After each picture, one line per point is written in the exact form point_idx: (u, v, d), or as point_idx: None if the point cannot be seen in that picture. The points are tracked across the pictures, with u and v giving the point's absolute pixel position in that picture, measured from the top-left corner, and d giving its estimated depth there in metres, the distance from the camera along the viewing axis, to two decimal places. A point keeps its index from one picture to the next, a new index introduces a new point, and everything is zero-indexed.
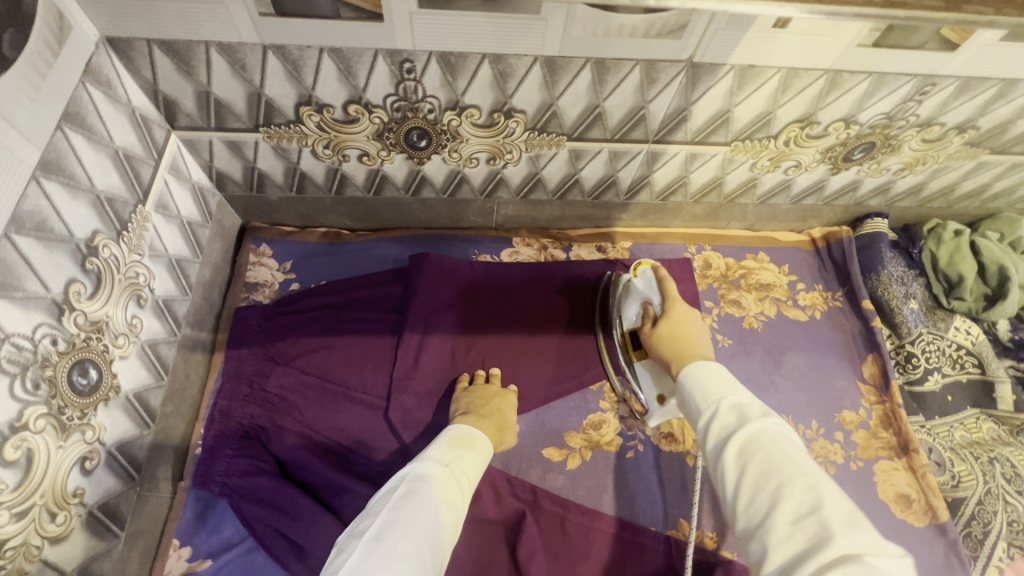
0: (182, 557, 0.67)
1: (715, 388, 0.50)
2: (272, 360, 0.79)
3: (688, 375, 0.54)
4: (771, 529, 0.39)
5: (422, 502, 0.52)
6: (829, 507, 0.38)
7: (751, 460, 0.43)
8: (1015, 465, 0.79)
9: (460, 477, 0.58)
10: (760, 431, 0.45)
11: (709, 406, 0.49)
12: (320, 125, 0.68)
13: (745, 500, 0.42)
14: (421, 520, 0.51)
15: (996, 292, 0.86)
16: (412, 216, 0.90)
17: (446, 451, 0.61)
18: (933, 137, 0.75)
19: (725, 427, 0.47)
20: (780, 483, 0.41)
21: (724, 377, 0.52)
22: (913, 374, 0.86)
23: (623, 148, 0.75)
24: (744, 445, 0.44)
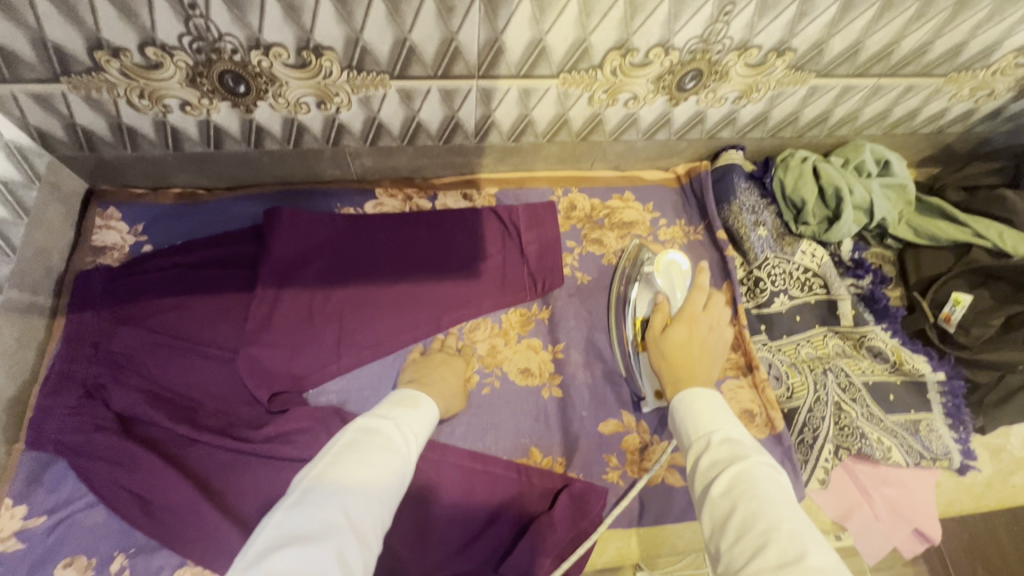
0: (17, 515, 0.67)
1: (707, 423, 0.56)
2: (117, 321, 0.78)
3: (682, 404, 0.60)
4: (752, 571, 0.42)
5: (372, 448, 0.55)
6: (811, 555, 0.41)
7: (732, 499, 0.48)
8: (849, 375, 0.84)
9: (406, 427, 0.60)
10: (747, 468, 0.49)
11: (702, 442, 0.55)
12: (124, 72, 0.67)
13: (730, 542, 0.46)
14: (365, 462, 0.53)
15: (835, 213, 0.90)
16: (267, 171, 0.89)
17: (391, 407, 0.63)
18: (756, 61, 0.77)
19: (715, 465, 0.52)
20: (765, 528, 0.44)
21: (717, 410, 0.57)
22: (762, 298, 0.89)
23: (451, 85, 0.75)
24: (730, 484, 0.49)
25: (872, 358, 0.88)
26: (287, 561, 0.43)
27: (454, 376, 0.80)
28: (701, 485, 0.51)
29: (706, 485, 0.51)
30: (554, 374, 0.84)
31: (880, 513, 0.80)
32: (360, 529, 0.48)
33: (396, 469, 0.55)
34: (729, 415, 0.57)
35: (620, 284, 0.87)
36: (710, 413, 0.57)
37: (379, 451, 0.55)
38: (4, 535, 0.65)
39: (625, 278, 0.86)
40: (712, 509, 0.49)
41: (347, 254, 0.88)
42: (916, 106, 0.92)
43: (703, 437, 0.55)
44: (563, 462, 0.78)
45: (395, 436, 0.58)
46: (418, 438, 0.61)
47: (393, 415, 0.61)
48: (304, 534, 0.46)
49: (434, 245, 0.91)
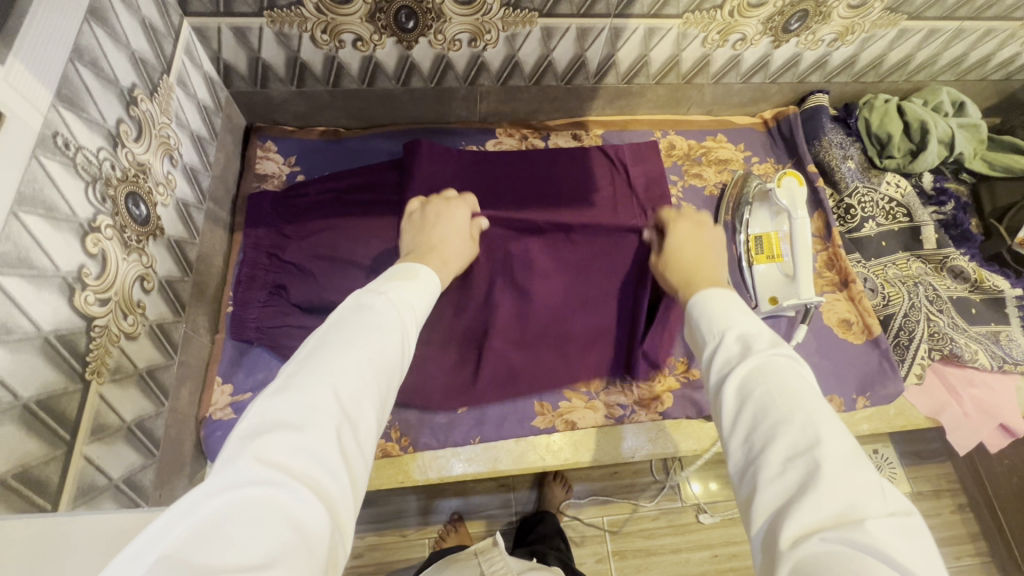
0: (226, 392, 0.76)
1: (721, 320, 0.50)
2: (286, 235, 0.88)
3: (698, 305, 0.54)
4: (761, 464, 0.39)
5: (368, 328, 0.45)
6: (824, 444, 0.38)
7: (743, 397, 0.44)
8: (937, 289, 0.93)
9: (403, 304, 0.50)
10: (761, 363, 0.45)
11: (713, 341, 0.49)
12: (318, 7, 0.76)
13: (741, 437, 0.42)
14: (360, 342, 0.44)
15: (919, 146, 0.99)
16: (403, 110, 0.99)
17: (387, 281, 0.52)
18: (857, 3, 0.86)
19: (724, 366, 0.47)
20: (775, 422, 0.41)
21: (733, 307, 0.52)
22: (852, 223, 0.99)
23: (589, 24, 0.84)
24: (740, 383, 0.44)
25: (953, 277, 0.96)
26: (276, 449, 0.36)
27: (455, 233, 0.71)
28: (715, 383, 0.47)
29: (719, 383, 0.46)
30: None
31: (968, 410, 0.88)
32: (354, 419, 0.40)
33: (392, 355, 0.45)
34: (745, 308, 0.52)
35: (726, 212, 0.96)
36: (724, 311, 0.52)
37: (372, 333, 0.45)
38: (220, 406, 0.75)
39: (730, 206, 0.96)
40: (721, 407, 0.45)
41: (475, 183, 0.97)
42: (990, 52, 1.01)
43: (717, 335, 0.50)
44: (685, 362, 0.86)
45: (386, 316, 0.47)
46: (416, 316, 0.51)
47: (384, 292, 0.50)
48: (289, 422, 0.38)
49: (550, 178, 1.00)
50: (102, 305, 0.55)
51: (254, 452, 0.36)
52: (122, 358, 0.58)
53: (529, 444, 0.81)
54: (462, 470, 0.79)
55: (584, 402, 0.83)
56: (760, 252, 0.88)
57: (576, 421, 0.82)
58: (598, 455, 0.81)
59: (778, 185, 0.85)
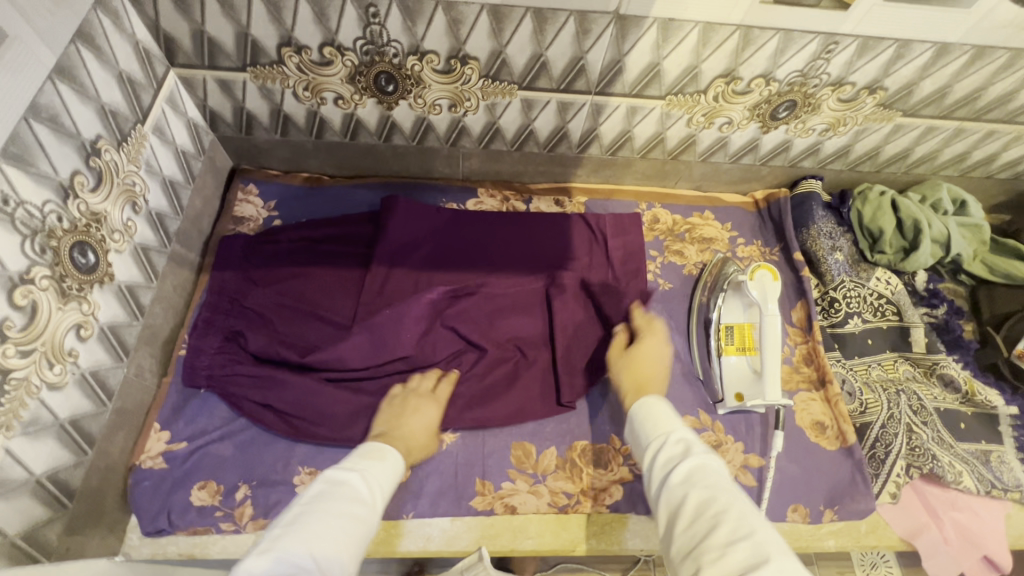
0: (162, 439, 0.75)
1: (664, 424, 0.59)
2: (251, 280, 0.87)
3: (640, 410, 0.63)
4: (707, 551, 0.45)
5: (339, 505, 0.51)
6: (760, 530, 0.45)
7: (687, 487, 0.50)
8: (921, 399, 0.87)
9: (371, 483, 0.56)
10: (699, 464, 0.52)
11: (658, 442, 0.57)
12: (299, 67, 0.78)
13: (683, 525, 0.48)
14: (333, 517, 0.49)
15: (912, 245, 0.94)
16: (385, 164, 1.00)
17: (356, 460, 0.58)
18: (848, 97, 0.84)
19: (669, 463, 0.54)
20: (718, 510, 0.47)
21: (667, 413, 0.61)
22: (836, 318, 0.94)
23: (569, 99, 0.84)
24: (681, 477, 0.52)
25: (943, 386, 0.90)
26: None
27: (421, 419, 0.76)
28: (658, 482, 0.53)
29: (662, 482, 0.53)
30: None
31: (948, 535, 0.81)
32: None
33: (360, 522, 0.50)
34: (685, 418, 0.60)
35: (701, 294, 0.93)
36: (662, 416, 0.61)
37: (345, 503, 0.51)
38: (151, 454, 0.74)
39: (707, 288, 0.93)
40: (669, 502, 0.51)
41: (451, 244, 0.96)
42: (995, 151, 0.97)
43: (661, 435, 0.58)
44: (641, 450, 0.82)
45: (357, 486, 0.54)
46: (383, 489, 0.57)
47: (357, 469, 0.57)
48: None
49: (527, 243, 0.97)
50: (23, 357, 0.55)
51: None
52: (39, 408, 0.57)
53: (464, 525, 0.77)
54: (392, 547, 0.75)
55: (527, 486, 0.79)
56: (732, 343, 0.84)
57: (517, 506, 0.78)
58: (536, 543, 0.77)
59: (752, 278, 0.82)
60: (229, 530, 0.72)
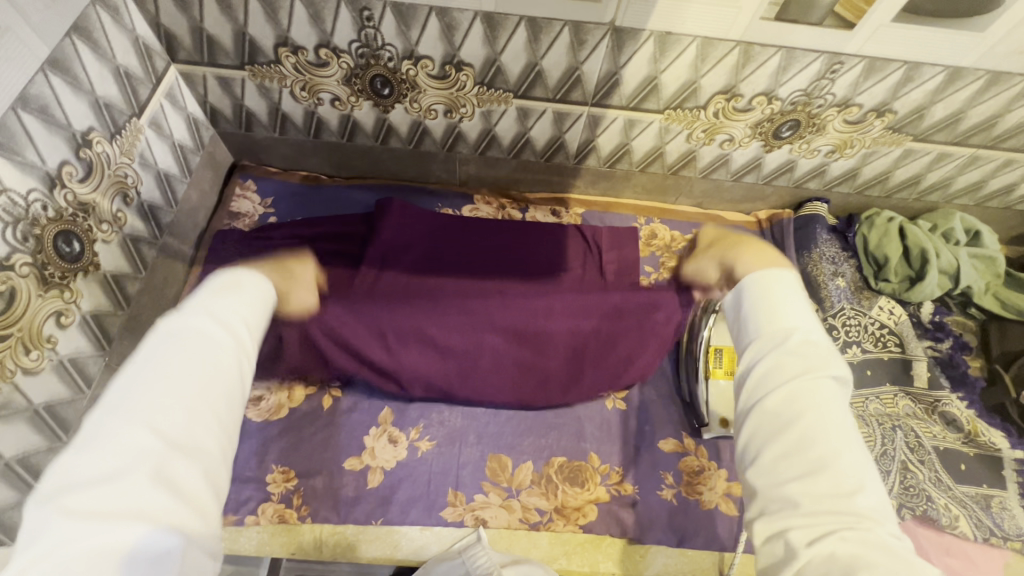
0: None
1: (782, 318, 0.49)
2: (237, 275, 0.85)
3: (753, 286, 0.52)
4: (794, 481, 0.41)
5: (183, 358, 0.41)
6: (864, 492, 0.40)
7: (792, 412, 0.44)
8: (919, 436, 0.84)
9: (227, 319, 0.45)
10: (813, 385, 0.44)
11: (769, 343, 0.48)
12: (296, 67, 0.79)
13: (776, 450, 0.43)
14: (179, 373, 0.40)
15: (918, 274, 0.91)
16: (383, 166, 1.00)
17: (207, 296, 0.47)
18: (854, 119, 0.81)
19: (774, 373, 0.46)
20: (825, 449, 0.41)
21: (792, 301, 0.50)
22: (833, 345, 0.91)
23: (566, 109, 0.83)
24: (785, 399, 0.44)
25: (944, 424, 0.86)
26: (80, 504, 0.34)
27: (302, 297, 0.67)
28: (757, 381, 0.47)
29: (764, 385, 0.46)
30: (620, 388, 0.87)
31: None
32: (170, 447, 0.37)
33: (209, 368, 0.41)
34: (807, 313, 0.50)
35: None
36: (778, 303, 0.50)
37: (195, 348, 0.42)
38: None
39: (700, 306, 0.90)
40: (764, 418, 0.45)
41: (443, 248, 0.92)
42: (1012, 182, 0.92)
43: (775, 331, 0.48)
44: (620, 470, 0.81)
45: (205, 335, 0.43)
46: (252, 324, 0.47)
47: (205, 304, 0.46)
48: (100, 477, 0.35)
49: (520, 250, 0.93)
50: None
51: (56, 510, 0.33)
52: (12, 392, 0.58)
53: (433, 535, 0.76)
54: (358, 553, 0.75)
55: (500, 500, 0.78)
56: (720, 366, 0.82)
57: (487, 519, 0.77)
58: None
59: None
60: None
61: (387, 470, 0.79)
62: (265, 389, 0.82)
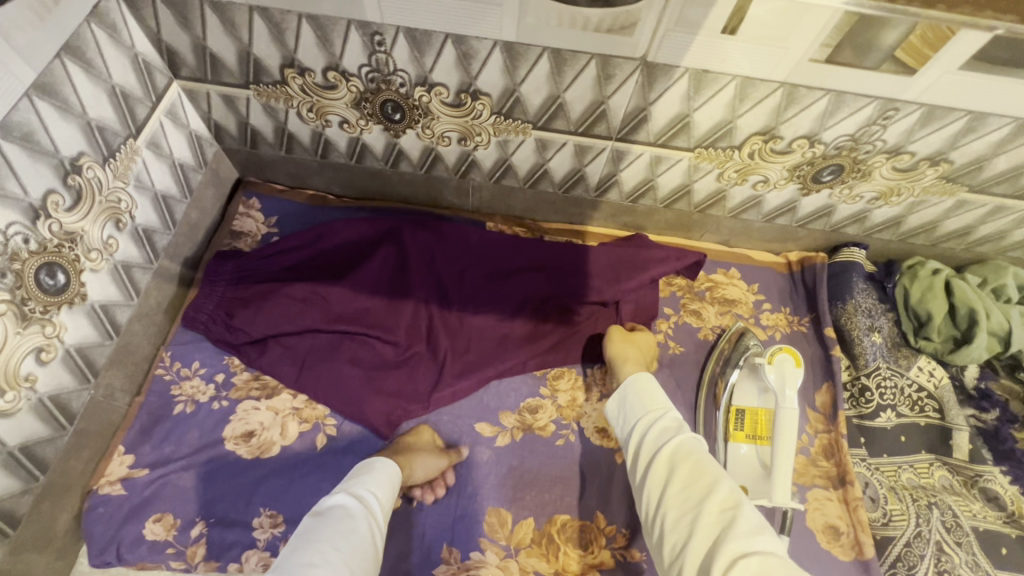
0: (125, 463, 0.72)
1: (658, 402, 0.63)
2: (243, 299, 0.81)
3: (633, 383, 0.67)
4: (696, 527, 0.50)
5: (334, 531, 0.54)
6: (745, 504, 0.50)
7: (680, 466, 0.55)
8: (957, 515, 0.76)
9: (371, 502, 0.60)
10: (688, 439, 0.57)
11: (651, 416, 0.62)
12: (303, 89, 0.74)
13: (674, 497, 0.53)
14: (335, 540, 0.53)
15: (965, 335, 0.83)
16: (392, 189, 0.93)
17: (354, 481, 0.63)
18: (905, 166, 0.74)
19: (662, 435, 0.59)
20: (706, 481, 0.52)
21: (655, 387, 0.66)
22: (865, 409, 0.84)
23: (588, 142, 0.77)
24: (670, 455, 0.56)
25: (985, 501, 0.78)
26: None
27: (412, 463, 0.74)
28: (646, 455, 0.59)
29: (650, 453, 0.58)
30: None
31: None
32: None
33: (361, 546, 0.54)
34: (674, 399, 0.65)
35: (714, 366, 0.84)
36: (650, 393, 0.65)
37: (344, 532, 0.54)
38: (110, 479, 0.71)
39: (722, 358, 0.84)
40: (659, 478, 0.56)
41: (457, 262, 0.89)
42: None
43: (655, 411, 0.63)
44: (627, 533, 0.75)
45: (359, 511, 0.58)
46: (381, 498, 0.62)
47: (353, 487, 0.62)
48: None
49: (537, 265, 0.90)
50: None
51: None
52: None
53: None
54: None
55: (497, 559, 0.73)
56: (741, 429, 0.77)
57: None
58: None
59: (771, 361, 0.74)
60: (179, 569, 0.68)
61: None
62: (258, 424, 0.76)
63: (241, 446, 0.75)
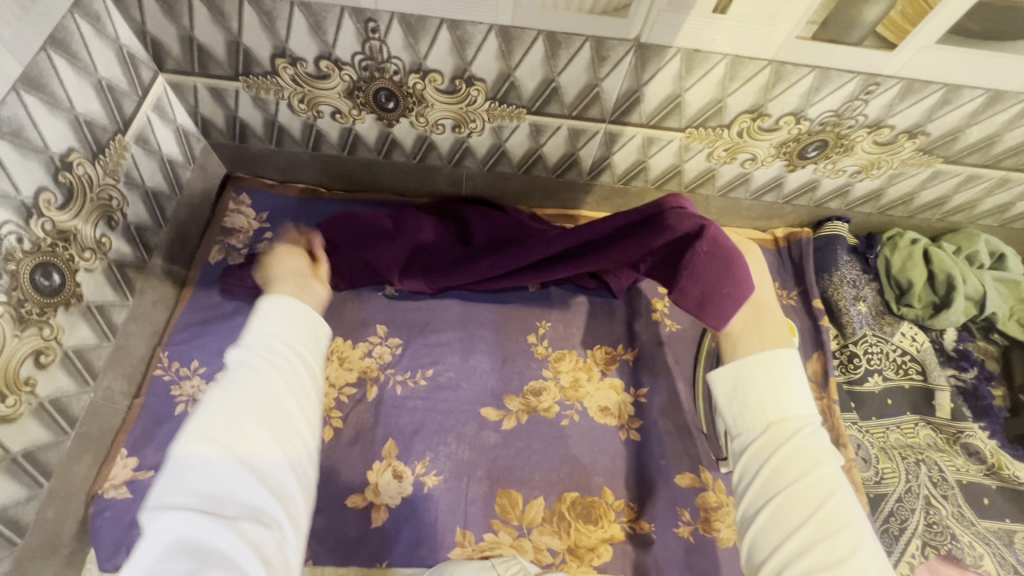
0: (128, 466, 0.70)
1: (790, 411, 0.53)
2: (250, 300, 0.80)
3: (766, 365, 0.55)
4: None
5: (240, 402, 0.44)
6: None
7: (809, 506, 0.47)
8: (942, 470, 0.81)
9: (285, 362, 0.48)
10: (820, 478, 0.49)
11: (780, 432, 0.52)
12: (295, 79, 0.73)
13: (796, 545, 0.46)
14: (249, 425, 0.43)
15: (944, 300, 0.88)
16: (384, 179, 0.92)
17: (263, 331, 0.49)
18: (885, 140, 0.77)
19: (785, 467, 0.50)
20: (840, 542, 0.45)
21: (794, 383, 0.54)
22: (854, 374, 0.88)
23: (582, 126, 0.78)
24: (797, 493, 0.48)
25: (967, 456, 0.83)
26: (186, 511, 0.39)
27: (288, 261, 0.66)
28: (763, 480, 0.51)
29: (771, 482, 0.50)
30: (633, 417, 0.84)
31: None
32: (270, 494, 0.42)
33: (279, 410, 0.45)
34: (806, 402, 0.54)
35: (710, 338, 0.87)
36: (784, 390, 0.54)
37: (252, 402, 0.44)
38: (115, 483, 0.68)
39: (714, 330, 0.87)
40: (781, 509, 0.48)
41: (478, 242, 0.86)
42: None
43: (787, 424, 0.52)
44: (635, 506, 0.77)
45: (260, 369, 0.46)
46: (286, 343, 0.49)
47: (264, 338, 0.49)
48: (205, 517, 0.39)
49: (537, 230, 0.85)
50: None
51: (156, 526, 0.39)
52: None
53: None
54: None
55: (511, 539, 0.74)
56: None
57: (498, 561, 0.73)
58: None
59: None
60: None
61: (392, 507, 0.75)
62: None
63: None
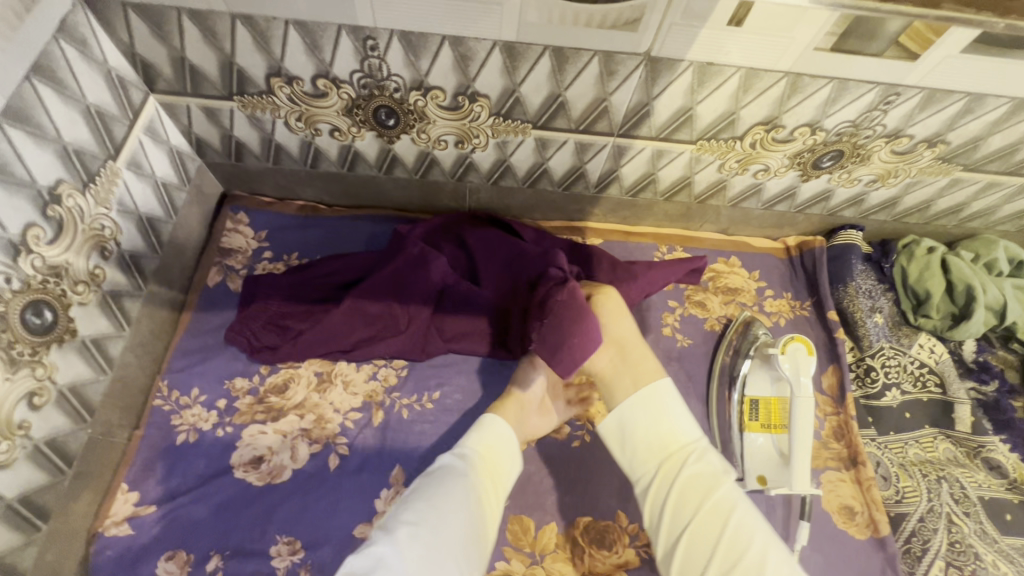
0: (129, 501, 0.68)
1: (678, 442, 0.61)
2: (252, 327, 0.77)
3: (641, 405, 0.63)
4: None
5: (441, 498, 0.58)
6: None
7: (715, 528, 0.55)
8: (965, 487, 0.79)
9: (484, 469, 0.63)
10: (717, 499, 0.56)
11: (671, 466, 0.60)
12: (291, 98, 0.70)
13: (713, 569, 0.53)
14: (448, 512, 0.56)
15: (963, 311, 0.86)
16: (385, 195, 0.90)
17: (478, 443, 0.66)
18: (903, 149, 0.75)
19: (686, 500, 0.58)
20: (747, 555, 0.52)
21: (672, 412, 0.62)
22: (871, 388, 0.85)
23: (589, 140, 0.75)
24: (698, 524, 0.56)
25: (988, 471, 0.81)
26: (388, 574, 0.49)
27: None
28: (670, 516, 0.58)
29: (676, 513, 0.58)
30: None
31: None
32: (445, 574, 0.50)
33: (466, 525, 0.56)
34: (688, 424, 0.62)
35: (725, 354, 0.85)
36: (665, 423, 0.62)
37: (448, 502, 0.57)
38: (116, 520, 0.67)
39: (729, 347, 0.85)
40: (693, 541, 0.56)
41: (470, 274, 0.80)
42: None
43: (677, 456, 0.60)
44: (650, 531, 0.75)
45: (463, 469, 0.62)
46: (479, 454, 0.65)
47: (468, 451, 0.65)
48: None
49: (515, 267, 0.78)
50: None
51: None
52: None
53: None
54: None
55: (524, 567, 0.72)
56: (755, 419, 0.77)
57: None
58: None
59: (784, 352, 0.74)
60: None
61: None
62: (267, 448, 0.72)
63: (250, 473, 0.71)
